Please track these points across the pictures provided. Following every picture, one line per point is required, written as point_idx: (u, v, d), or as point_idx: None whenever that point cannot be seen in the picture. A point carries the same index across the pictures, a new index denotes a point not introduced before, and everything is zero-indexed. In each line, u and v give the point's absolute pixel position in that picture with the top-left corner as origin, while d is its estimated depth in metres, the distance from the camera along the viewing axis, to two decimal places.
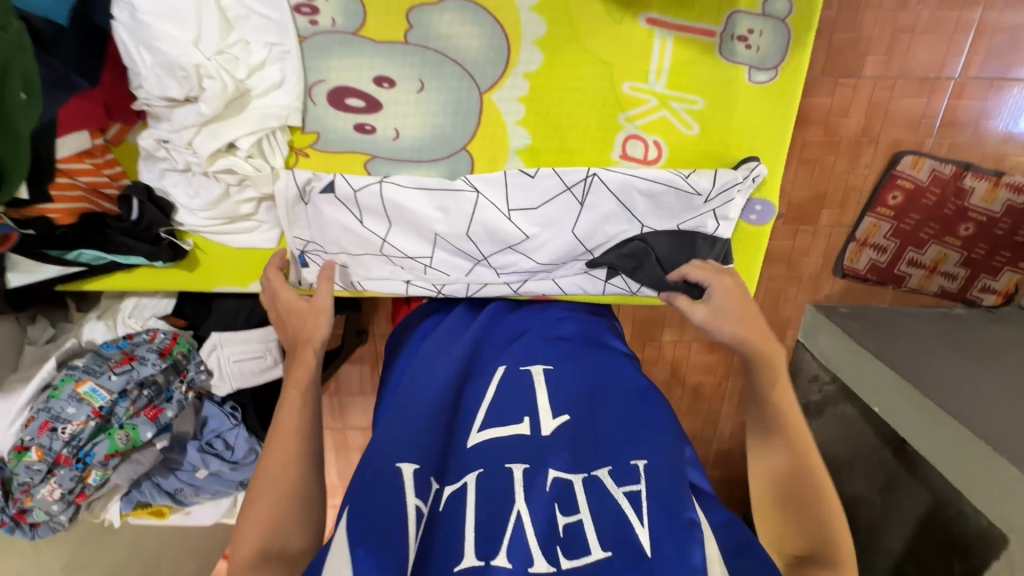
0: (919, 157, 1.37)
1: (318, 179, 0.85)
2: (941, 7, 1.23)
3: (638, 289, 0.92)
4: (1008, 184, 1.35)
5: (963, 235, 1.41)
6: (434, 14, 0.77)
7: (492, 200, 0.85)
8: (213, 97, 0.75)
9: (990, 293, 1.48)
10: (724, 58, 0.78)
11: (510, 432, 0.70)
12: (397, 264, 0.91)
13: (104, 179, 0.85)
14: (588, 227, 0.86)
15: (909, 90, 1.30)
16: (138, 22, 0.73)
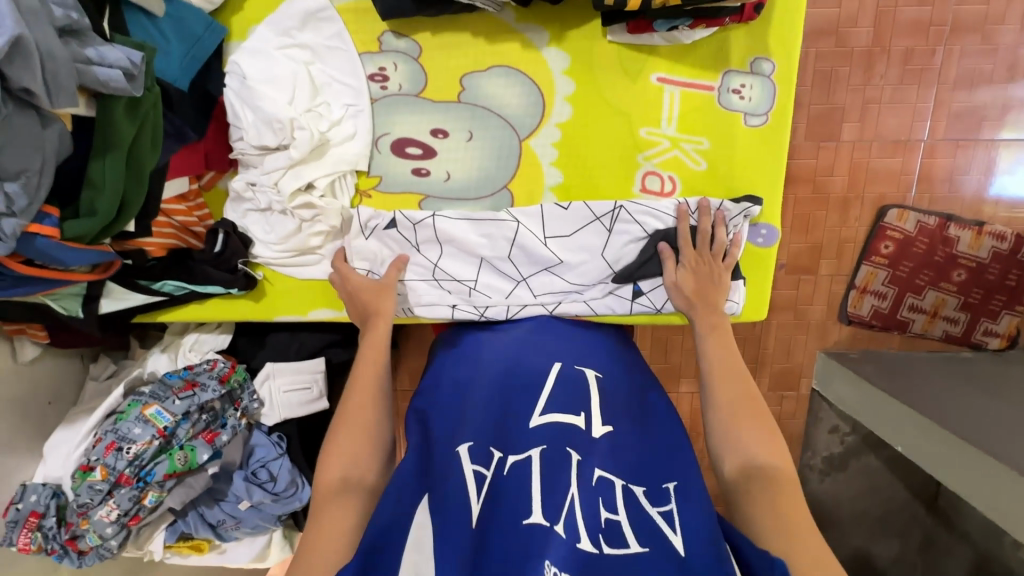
0: (904, 211, 1.53)
1: (380, 217, 0.98)
2: (900, 82, 1.46)
3: (662, 306, 1.00)
4: (990, 233, 1.51)
5: (957, 281, 1.55)
6: (482, 79, 0.95)
7: (530, 229, 0.98)
8: (303, 143, 0.90)
9: (994, 336, 1.57)
10: (723, 107, 0.94)
11: (569, 422, 0.75)
12: (446, 289, 1.01)
13: (193, 219, 1.00)
14: (615, 251, 0.98)
15: (885, 151, 1.49)
16: (247, 88, 0.90)
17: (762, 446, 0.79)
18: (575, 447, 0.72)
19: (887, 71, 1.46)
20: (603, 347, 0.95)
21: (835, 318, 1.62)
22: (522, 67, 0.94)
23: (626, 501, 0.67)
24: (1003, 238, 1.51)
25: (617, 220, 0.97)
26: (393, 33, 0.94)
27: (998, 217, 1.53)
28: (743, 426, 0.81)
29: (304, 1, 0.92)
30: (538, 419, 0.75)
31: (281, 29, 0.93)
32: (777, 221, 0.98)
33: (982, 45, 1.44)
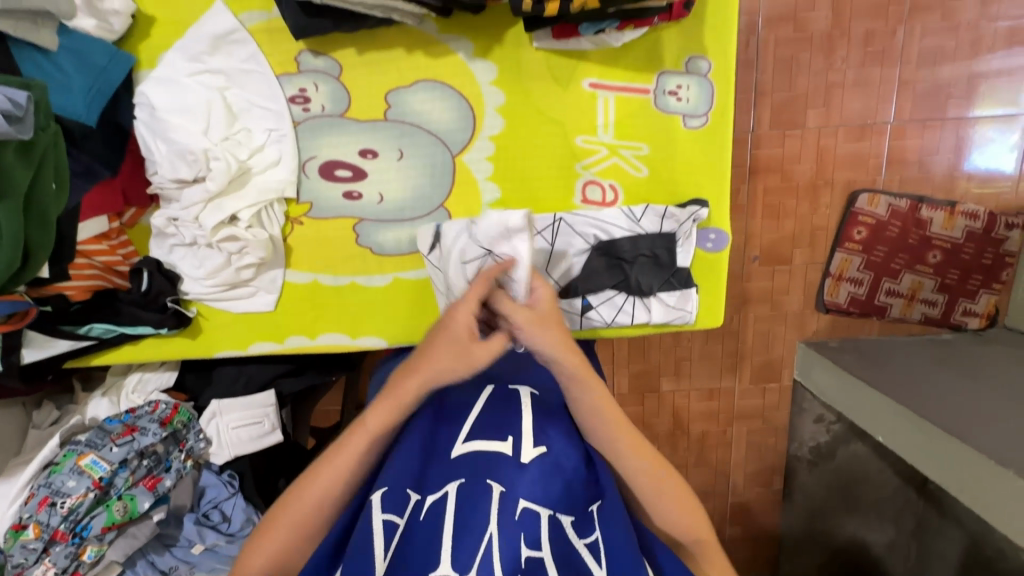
0: (875, 195, 1.49)
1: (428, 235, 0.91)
2: (862, 64, 1.42)
3: (613, 320, 0.96)
4: (962, 212, 1.48)
5: (933, 263, 1.52)
6: (408, 94, 0.91)
7: None
8: (219, 175, 0.86)
9: (974, 315, 1.54)
10: (660, 110, 0.90)
11: (492, 449, 0.68)
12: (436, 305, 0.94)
13: (117, 258, 0.94)
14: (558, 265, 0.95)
15: (851, 135, 1.46)
16: (156, 119, 0.86)
17: (653, 484, 0.70)
18: (496, 478, 0.65)
19: (849, 55, 1.42)
20: None
21: (812, 308, 1.58)
22: (447, 80, 0.90)
23: (550, 533, 0.62)
24: (976, 217, 1.48)
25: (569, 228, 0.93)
26: (311, 52, 0.89)
27: (970, 195, 1.50)
28: (632, 467, 0.70)
29: (212, 24, 0.87)
30: (459, 449, 0.69)
31: (190, 54, 0.88)
32: (726, 225, 0.94)
33: (943, 22, 1.40)
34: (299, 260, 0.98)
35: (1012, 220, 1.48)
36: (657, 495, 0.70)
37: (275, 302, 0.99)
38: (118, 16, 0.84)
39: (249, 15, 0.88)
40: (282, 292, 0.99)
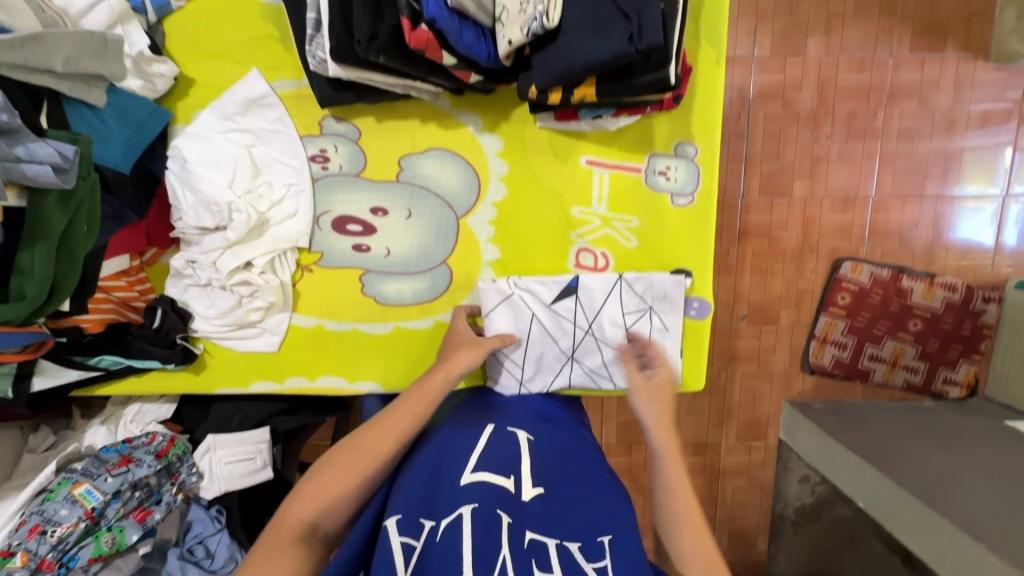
0: (858, 263, 1.57)
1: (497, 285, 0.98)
2: (846, 142, 1.53)
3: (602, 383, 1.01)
4: (941, 284, 1.55)
5: (914, 331, 1.58)
6: (419, 160, 0.99)
7: (523, 296, 0.98)
8: (240, 225, 0.93)
9: (954, 384, 1.59)
10: (650, 188, 0.98)
11: (497, 482, 0.72)
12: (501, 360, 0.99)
13: (134, 294, 1.00)
14: (556, 325, 1.00)
15: (834, 207, 1.55)
16: (186, 171, 0.93)
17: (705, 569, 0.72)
18: (506, 509, 0.68)
19: (834, 132, 1.53)
20: (543, 413, 0.95)
21: (797, 368, 1.63)
22: (457, 150, 0.98)
23: (560, 560, 0.64)
24: (954, 289, 1.55)
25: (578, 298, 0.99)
26: (333, 117, 0.98)
27: (947, 268, 1.58)
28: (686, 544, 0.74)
29: (245, 88, 0.96)
30: (467, 477, 0.72)
31: (224, 114, 0.97)
32: (708, 294, 1.01)
33: (919, 108, 1.52)
34: (306, 305, 1.04)
35: (989, 293, 1.55)
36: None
37: (279, 343, 1.04)
38: (162, 78, 0.93)
39: (281, 82, 0.96)
40: (287, 334, 1.04)
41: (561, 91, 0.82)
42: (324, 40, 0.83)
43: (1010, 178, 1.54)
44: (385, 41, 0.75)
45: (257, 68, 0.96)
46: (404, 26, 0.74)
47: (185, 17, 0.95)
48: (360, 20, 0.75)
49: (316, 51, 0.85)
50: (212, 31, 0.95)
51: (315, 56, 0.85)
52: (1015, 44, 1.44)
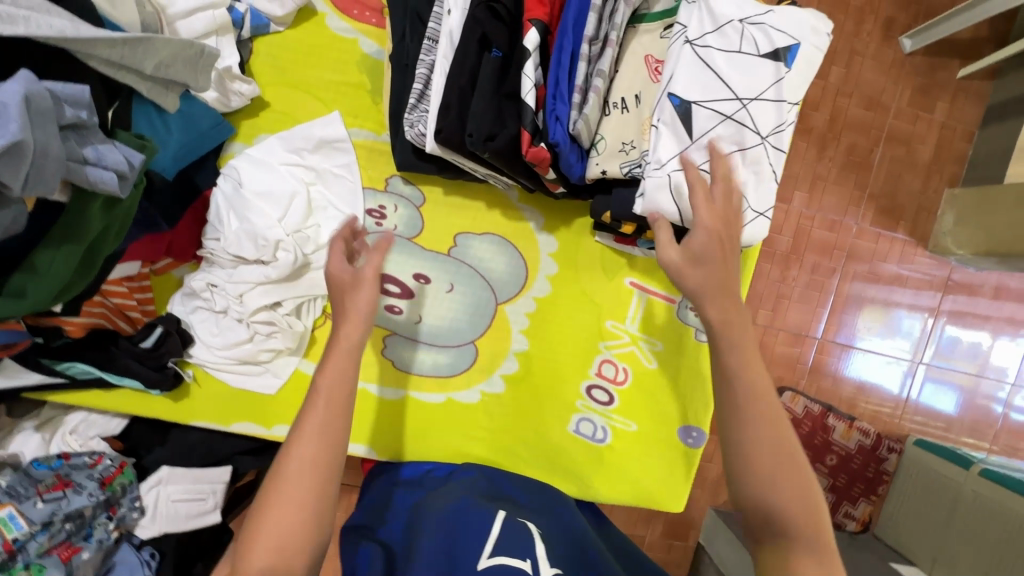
0: (796, 394, 1.63)
1: (697, 29, 0.78)
2: (807, 286, 1.64)
3: (763, 139, 0.78)
4: (858, 428, 1.63)
5: (830, 464, 1.65)
6: (474, 240, 1.00)
7: (718, 45, 0.77)
8: (284, 265, 0.88)
9: (852, 519, 1.65)
10: (678, 319, 1.03)
11: (514, 564, 0.68)
12: (764, 93, 0.78)
13: (132, 303, 0.90)
14: (728, 74, 0.77)
15: (787, 340, 1.63)
16: (239, 196, 0.89)
17: (810, 513, 0.58)
18: None
19: (799, 276, 1.63)
20: (543, 501, 0.94)
21: None
22: (513, 240, 1.01)
23: None
24: (867, 434, 1.64)
25: (690, 122, 0.78)
26: (401, 179, 0.97)
27: (866, 415, 1.68)
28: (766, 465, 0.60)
29: (322, 128, 0.93)
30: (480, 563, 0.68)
31: (291, 146, 0.93)
32: (708, 427, 1.04)
33: (869, 274, 1.64)
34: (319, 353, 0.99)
35: (895, 444, 1.65)
36: (797, 529, 0.58)
37: (278, 387, 0.97)
38: (240, 96, 0.88)
39: (358, 131, 0.95)
40: (289, 378, 0.98)
41: (633, 225, 0.89)
42: (429, 116, 0.83)
43: (923, 345, 1.67)
44: (501, 144, 0.78)
45: (339, 110, 0.94)
46: (525, 141, 0.77)
47: (280, 41, 0.92)
48: (480, 116, 0.77)
49: (414, 117, 0.84)
50: (303, 62, 0.93)
51: (410, 120, 0.85)
52: (948, 242, 1.59)
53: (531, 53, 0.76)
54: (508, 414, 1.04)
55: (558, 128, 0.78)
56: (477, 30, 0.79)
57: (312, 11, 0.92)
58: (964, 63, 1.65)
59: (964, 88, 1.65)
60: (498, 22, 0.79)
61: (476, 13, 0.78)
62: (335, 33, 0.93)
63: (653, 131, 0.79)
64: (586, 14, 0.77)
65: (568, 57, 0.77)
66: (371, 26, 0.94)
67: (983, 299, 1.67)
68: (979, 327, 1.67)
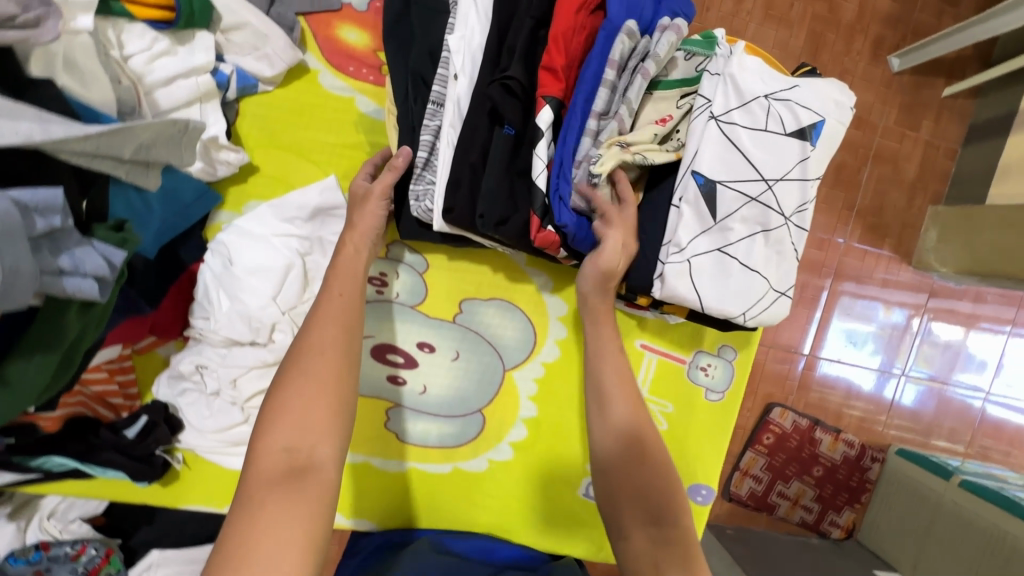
0: (785, 409, 1.61)
1: (721, 104, 0.74)
2: (797, 302, 1.60)
3: (788, 216, 0.76)
4: (844, 439, 1.62)
5: (816, 476, 1.64)
6: (480, 305, 0.96)
7: (743, 122, 0.74)
8: (281, 347, 0.83)
9: (837, 527, 1.66)
10: (690, 379, 1.04)
11: None
12: (789, 171, 0.75)
13: (113, 387, 0.84)
14: (754, 152, 0.74)
15: (777, 357, 1.61)
16: (230, 274, 0.82)
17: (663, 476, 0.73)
18: None
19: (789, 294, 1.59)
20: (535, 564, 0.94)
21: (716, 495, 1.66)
22: (521, 304, 0.97)
23: None
24: (852, 445, 1.63)
25: (714, 203, 0.75)
26: (402, 245, 0.92)
27: (851, 426, 1.67)
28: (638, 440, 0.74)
29: (317, 195, 0.86)
30: None
31: (283, 215, 0.86)
32: (716, 485, 1.06)
33: (857, 286, 1.61)
34: None
35: (877, 454, 1.65)
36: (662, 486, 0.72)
37: None
38: (227, 165, 0.81)
39: None
40: None
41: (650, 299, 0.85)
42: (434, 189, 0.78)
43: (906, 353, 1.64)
44: (512, 228, 0.75)
45: (335, 174, 0.87)
46: (535, 225, 0.74)
47: (270, 102, 0.85)
48: (494, 199, 0.74)
49: (422, 190, 0.78)
50: (295, 123, 0.86)
51: (418, 191, 0.79)
52: (931, 259, 1.56)
53: (544, 133, 0.73)
54: (516, 481, 1.01)
55: (564, 209, 0.75)
56: (487, 105, 0.74)
57: (304, 69, 0.85)
58: (949, 82, 1.60)
59: (949, 106, 1.60)
60: (512, 97, 0.74)
61: (488, 89, 0.74)
62: (329, 91, 0.86)
63: (676, 210, 0.77)
64: (597, 91, 0.73)
65: (577, 134, 0.73)
66: (369, 84, 0.87)
67: (965, 303, 1.64)
68: (963, 325, 1.64)
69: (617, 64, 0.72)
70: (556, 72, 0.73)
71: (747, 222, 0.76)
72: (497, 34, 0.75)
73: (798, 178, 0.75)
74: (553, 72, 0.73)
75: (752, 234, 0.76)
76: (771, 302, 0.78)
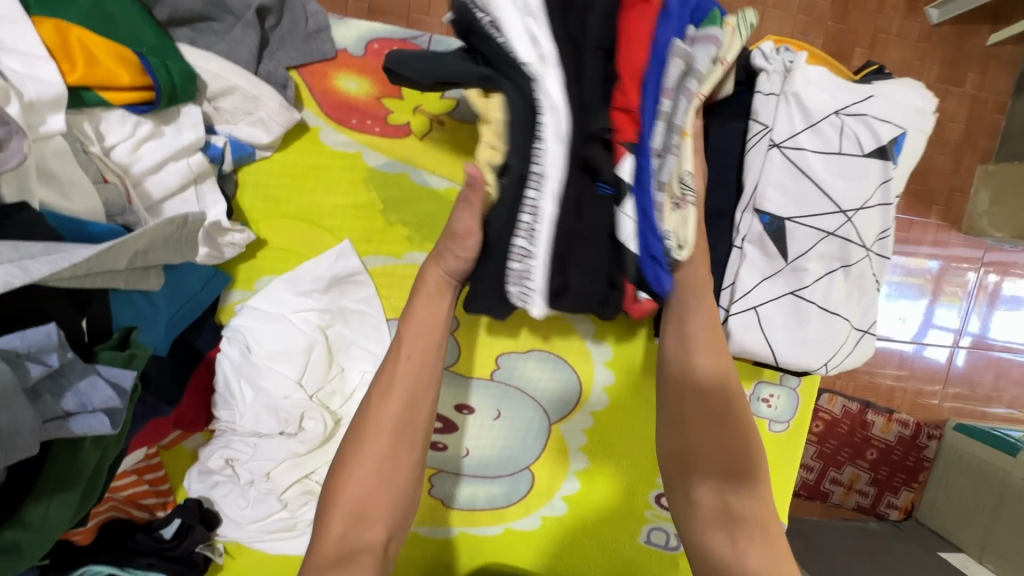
0: (833, 395, 1.45)
1: (784, 130, 0.65)
2: None
3: (870, 247, 0.67)
4: (898, 420, 1.45)
5: (870, 459, 1.48)
6: (519, 358, 0.88)
7: (813, 147, 0.65)
8: (313, 437, 0.76)
9: (895, 509, 1.52)
10: (751, 412, 0.95)
11: None
12: (870, 199, 0.65)
13: (143, 488, 0.80)
14: (828, 180, 0.65)
15: None
16: (248, 362, 0.76)
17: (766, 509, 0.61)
18: None
19: None
20: None
21: None
22: (561, 352, 0.89)
23: None
24: (907, 425, 1.46)
25: (784, 242, 0.66)
26: None
27: (905, 404, 1.48)
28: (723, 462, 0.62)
29: (332, 265, 0.79)
30: None
31: (298, 289, 0.79)
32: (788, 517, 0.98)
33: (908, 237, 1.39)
34: None
35: (933, 431, 1.48)
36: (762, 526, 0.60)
37: None
38: (234, 247, 0.73)
39: (374, 257, 0.81)
40: None
41: None
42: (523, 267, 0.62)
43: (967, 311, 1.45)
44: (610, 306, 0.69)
45: (350, 239, 0.80)
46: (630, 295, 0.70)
47: (270, 169, 0.77)
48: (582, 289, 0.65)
49: (518, 269, 0.63)
50: (300, 187, 0.78)
51: (512, 273, 0.63)
52: (984, 225, 1.35)
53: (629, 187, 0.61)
54: (573, 535, 0.95)
55: (661, 272, 0.64)
56: (580, 161, 0.60)
57: (304, 127, 0.77)
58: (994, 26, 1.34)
59: (994, 55, 1.34)
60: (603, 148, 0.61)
61: (585, 149, 0.60)
62: (334, 149, 0.78)
63: (738, 251, 0.69)
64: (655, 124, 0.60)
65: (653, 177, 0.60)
66: (376, 137, 0.78)
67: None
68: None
69: (671, 90, 0.59)
70: (633, 113, 0.60)
71: (822, 260, 0.66)
72: (574, 74, 0.58)
73: (879, 204, 0.66)
74: (627, 113, 0.61)
75: (832, 271, 0.67)
76: (856, 343, 0.70)
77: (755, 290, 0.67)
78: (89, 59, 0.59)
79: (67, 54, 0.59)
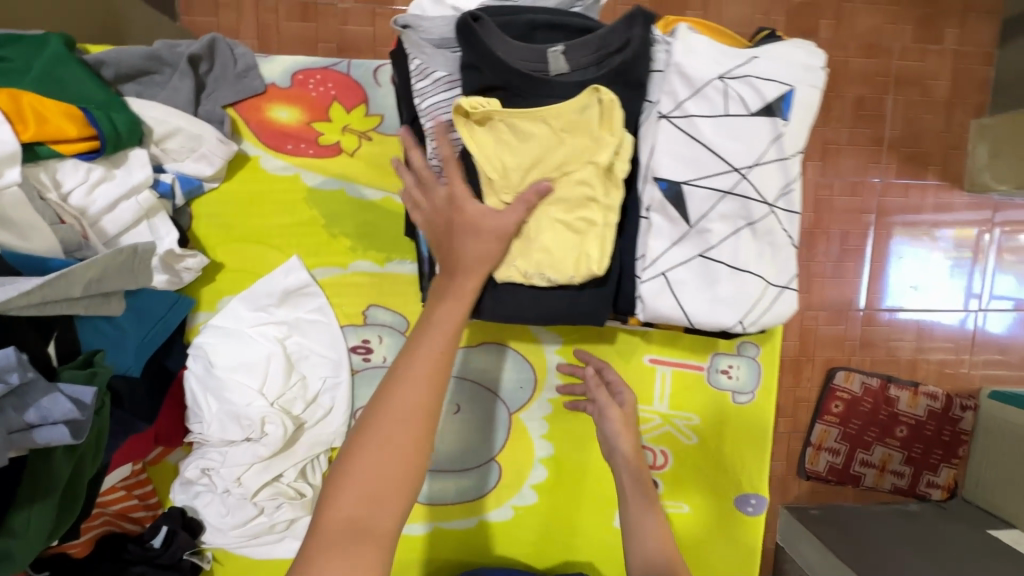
0: (849, 371, 1.34)
1: (671, 98, 0.67)
2: (840, 259, 1.32)
3: (773, 202, 0.68)
4: (925, 392, 1.33)
5: (900, 437, 1.34)
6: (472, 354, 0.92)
7: (701, 112, 0.67)
8: (275, 440, 0.82)
9: (936, 488, 1.36)
10: (713, 386, 0.95)
11: None
12: (763, 156, 0.67)
13: (133, 502, 0.86)
14: (719, 141, 0.67)
15: (829, 319, 1.33)
16: (212, 375, 0.83)
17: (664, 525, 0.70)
18: None
19: (827, 249, 1.33)
20: None
21: (792, 474, 1.38)
22: (511, 344, 0.92)
23: None
24: (936, 397, 1.33)
25: (683, 206, 0.68)
26: (380, 307, 0.88)
27: (930, 374, 1.37)
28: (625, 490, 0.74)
29: (284, 279, 0.85)
30: None
31: (255, 304, 0.86)
32: (766, 492, 0.97)
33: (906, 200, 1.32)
34: None
35: (966, 401, 1.35)
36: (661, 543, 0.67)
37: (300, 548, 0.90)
38: (190, 272, 0.81)
39: (322, 269, 0.87)
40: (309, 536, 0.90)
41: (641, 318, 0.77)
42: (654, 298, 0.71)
43: (985, 273, 1.35)
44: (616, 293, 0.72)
45: (299, 255, 0.86)
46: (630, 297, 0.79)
47: (219, 198, 0.85)
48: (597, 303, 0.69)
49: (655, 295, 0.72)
50: (248, 211, 0.86)
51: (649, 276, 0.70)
52: (987, 180, 1.28)
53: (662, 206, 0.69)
54: (547, 526, 0.97)
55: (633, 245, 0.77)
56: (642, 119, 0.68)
57: (245, 158, 0.85)
58: None
59: (971, 7, 1.30)
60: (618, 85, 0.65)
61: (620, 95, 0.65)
62: (273, 173, 0.85)
63: (645, 221, 0.70)
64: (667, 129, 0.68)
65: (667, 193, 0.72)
66: (310, 158, 0.85)
67: None
68: None
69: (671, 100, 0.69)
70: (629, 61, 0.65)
71: (723, 218, 0.68)
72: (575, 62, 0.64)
73: (777, 159, 0.67)
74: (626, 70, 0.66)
75: (737, 229, 0.69)
76: (777, 296, 0.70)
77: (662, 255, 0.69)
78: (40, 118, 0.68)
79: (20, 117, 0.67)
